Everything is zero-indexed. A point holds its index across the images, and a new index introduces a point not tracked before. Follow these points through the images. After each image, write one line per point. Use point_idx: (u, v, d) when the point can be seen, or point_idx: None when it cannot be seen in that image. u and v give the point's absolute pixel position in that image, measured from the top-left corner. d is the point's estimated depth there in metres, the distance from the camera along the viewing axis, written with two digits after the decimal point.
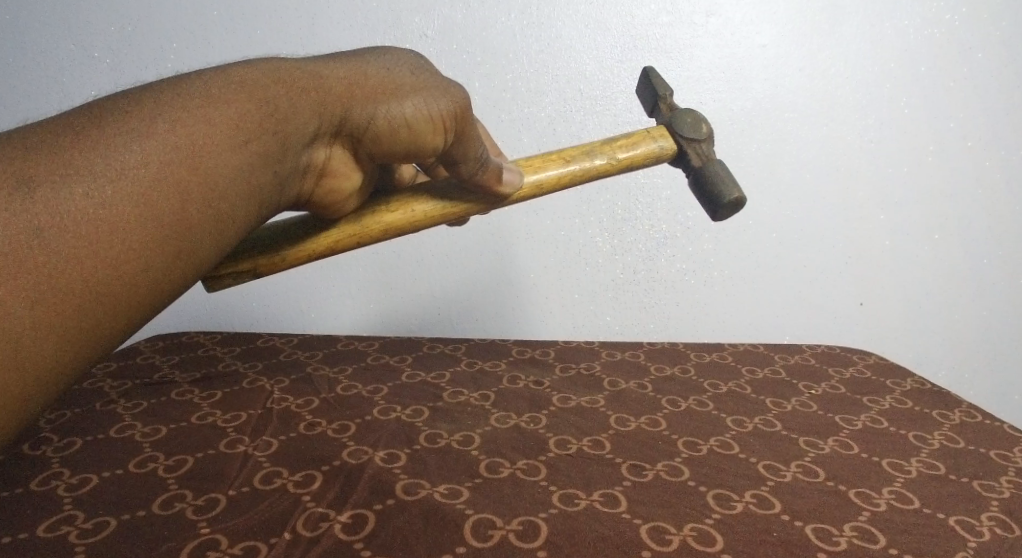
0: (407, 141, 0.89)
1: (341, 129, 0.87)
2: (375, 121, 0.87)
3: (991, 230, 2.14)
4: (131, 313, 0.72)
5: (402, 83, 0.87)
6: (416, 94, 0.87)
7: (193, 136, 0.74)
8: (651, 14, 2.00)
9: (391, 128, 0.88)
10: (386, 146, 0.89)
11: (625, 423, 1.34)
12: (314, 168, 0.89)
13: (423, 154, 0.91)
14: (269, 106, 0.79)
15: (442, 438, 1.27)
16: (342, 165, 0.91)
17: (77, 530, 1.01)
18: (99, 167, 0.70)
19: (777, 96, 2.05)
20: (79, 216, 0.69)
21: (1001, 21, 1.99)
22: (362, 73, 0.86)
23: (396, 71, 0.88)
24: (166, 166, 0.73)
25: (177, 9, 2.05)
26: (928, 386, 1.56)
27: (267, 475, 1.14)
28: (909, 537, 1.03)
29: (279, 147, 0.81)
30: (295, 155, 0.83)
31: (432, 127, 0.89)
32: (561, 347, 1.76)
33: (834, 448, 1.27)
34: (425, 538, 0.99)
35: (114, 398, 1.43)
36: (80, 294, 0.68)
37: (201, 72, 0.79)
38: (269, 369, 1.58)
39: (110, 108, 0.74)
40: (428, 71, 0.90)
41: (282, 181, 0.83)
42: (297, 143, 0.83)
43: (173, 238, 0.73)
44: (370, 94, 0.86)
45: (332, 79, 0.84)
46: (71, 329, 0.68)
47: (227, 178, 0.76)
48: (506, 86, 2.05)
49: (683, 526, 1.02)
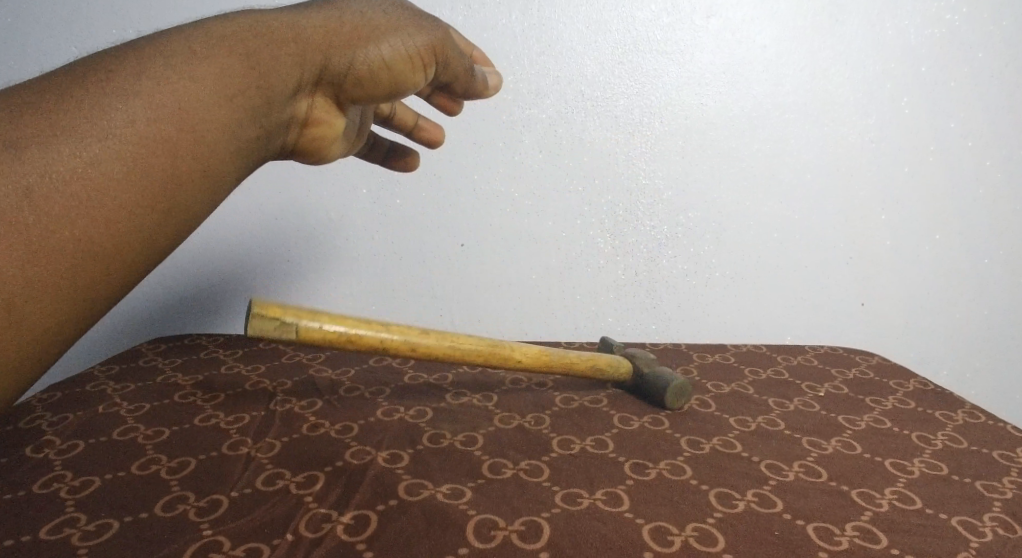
0: (388, 81, 0.93)
1: (322, 77, 0.89)
2: (354, 67, 0.90)
3: (994, 229, 2.15)
4: (127, 271, 0.73)
5: (376, 26, 0.91)
6: (391, 35, 0.91)
7: (181, 91, 0.75)
8: (653, 16, 1.99)
9: (371, 71, 0.91)
10: (367, 88, 0.93)
11: (628, 422, 1.35)
12: (299, 119, 0.91)
13: (403, 92, 0.96)
14: (254, 60, 0.80)
15: (445, 438, 1.27)
16: (325, 113, 0.93)
17: (79, 532, 1.02)
18: (90, 127, 0.70)
19: (778, 97, 2.04)
20: (71, 175, 0.69)
21: (1001, 19, 2.02)
22: (337, 21, 0.89)
23: (368, 15, 0.91)
24: (155, 124, 0.73)
25: None
26: (930, 386, 1.57)
27: (270, 476, 1.14)
28: (912, 537, 1.03)
29: (267, 101, 0.82)
30: (283, 107, 0.85)
31: (409, 65, 0.93)
32: (563, 349, 1.75)
33: (837, 448, 1.27)
34: (427, 539, 0.99)
35: (116, 401, 1.42)
36: (77, 251, 0.69)
37: (180, 31, 0.79)
38: (273, 371, 1.58)
39: (92, 70, 0.73)
40: (397, 11, 0.94)
41: (271, 133, 0.85)
42: (284, 95, 0.85)
43: (165, 193, 0.74)
44: (348, 41, 0.89)
45: (310, 28, 0.86)
46: (69, 289, 0.69)
47: (217, 134, 0.77)
48: (507, 88, 2.02)
49: (685, 526, 1.02)
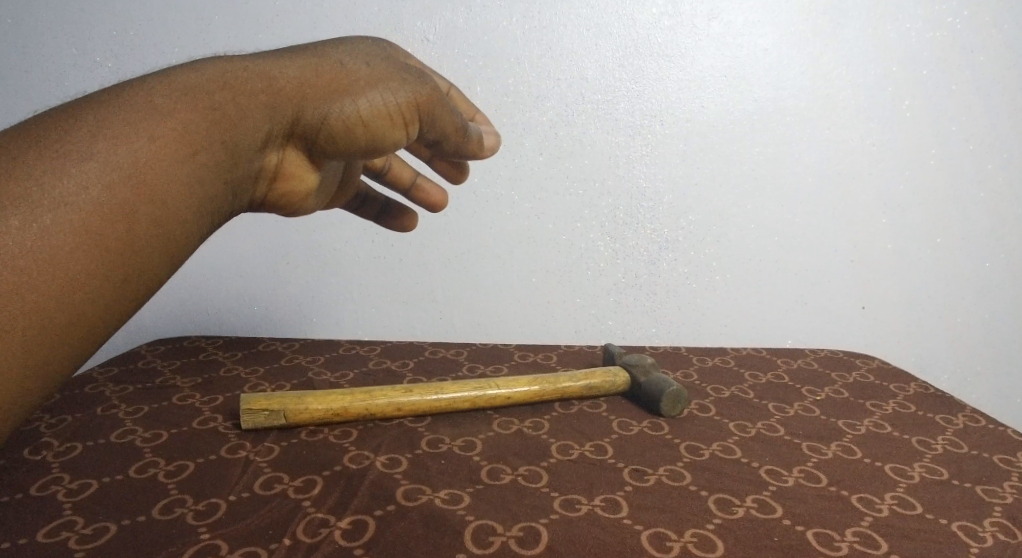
0: (368, 138, 0.80)
1: (295, 132, 0.78)
2: (330, 120, 0.78)
3: (994, 232, 2.15)
4: (83, 347, 0.63)
5: (359, 76, 0.79)
6: (374, 88, 0.79)
7: (137, 152, 0.65)
8: (653, 18, 1.99)
9: (350, 126, 0.79)
10: (345, 145, 0.80)
11: (627, 427, 1.35)
12: (268, 175, 0.80)
13: (386, 151, 0.83)
14: (217, 114, 0.70)
15: (444, 442, 1.27)
16: (298, 168, 0.83)
17: (76, 535, 1.01)
18: (30, 194, 0.60)
19: (779, 99, 2.04)
20: (8, 250, 0.59)
21: (1003, 23, 2.01)
22: (316, 69, 0.77)
23: (352, 63, 0.79)
24: (109, 190, 0.63)
25: (180, 12, 1.99)
26: (930, 390, 1.56)
27: (268, 480, 1.14)
28: (912, 543, 1.02)
29: (229, 160, 0.71)
30: (247, 164, 0.74)
31: (393, 122, 0.80)
32: (563, 352, 1.75)
33: (837, 453, 1.27)
34: (425, 544, 0.98)
35: (115, 404, 1.42)
36: (17, 334, 0.59)
37: (143, 80, 0.68)
38: (272, 374, 1.58)
39: (43, 125, 0.64)
40: (388, 60, 0.82)
41: (235, 193, 0.74)
42: (249, 152, 0.74)
43: (120, 264, 0.64)
44: (325, 92, 0.77)
45: (283, 78, 0.75)
46: (12, 373, 0.60)
47: (177, 198, 0.67)
48: (507, 90, 2.02)
49: (684, 532, 1.02)
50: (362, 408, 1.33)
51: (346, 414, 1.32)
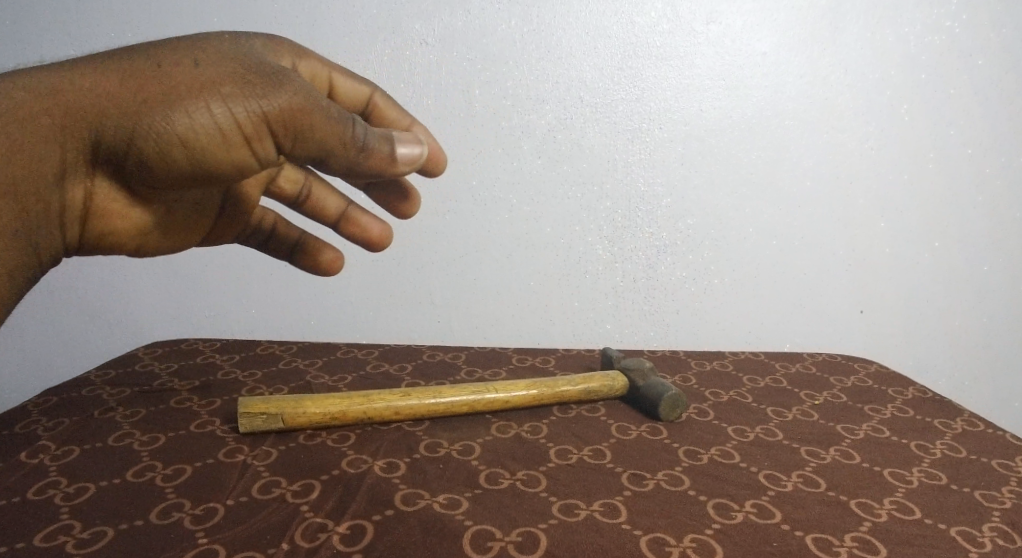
0: (189, 151, 0.87)
1: (104, 148, 0.87)
2: (144, 135, 0.85)
3: (992, 236, 2.15)
4: None
5: (177, 88, 0.85)
6: (191, 101, 0.86)
7: None
8: (652, 22, 1.99)
9: (171, 140, 0.86)
10: (175, 161, 0.88)
11: (626, 431, 1.34)
12: (86, 197, 0.91)
13: (220, 163, 0.90)
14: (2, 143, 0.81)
15: (442, 447, 1.26)
16: (117, 190, 0.93)
17: (74, 539, 1.01)
18: None
19: (778, 103, 2.04)
20: None
21: (1002, 28, 2.01)
22: (124, 83, 0.85)
23: (170, 68, 0.85)
24: None
25: (179, 15, 1.98)
26: (929, 394, 1.56)
27: (266, 484, 1.14)
28: (911, 548, 1.02)
29: (10, 185, 0.82)
30: (48, 187, 0.86)
31: (211, 134, 0.87)
32: (561, 356, 1.75)
33: (836, 458, 1.27)
34: (423, 550, 0.98)
35: (112, 407, 1.42)
36: None
37: None
38: (270, 377, 1.58)
39: None
40: (221, 64, 0.87)
41: (39, 213, 0.86)
42: (45, 175, 0.85)
43: None
44: (135, 106, 0.84)
45: (88, 99, 0.84)
46: None
47: None
48: (505, 93, 2.02)
49: (682, 537, 1.02)
50: (360, 412, 1.33)
51: (344, 417, 1.32)
